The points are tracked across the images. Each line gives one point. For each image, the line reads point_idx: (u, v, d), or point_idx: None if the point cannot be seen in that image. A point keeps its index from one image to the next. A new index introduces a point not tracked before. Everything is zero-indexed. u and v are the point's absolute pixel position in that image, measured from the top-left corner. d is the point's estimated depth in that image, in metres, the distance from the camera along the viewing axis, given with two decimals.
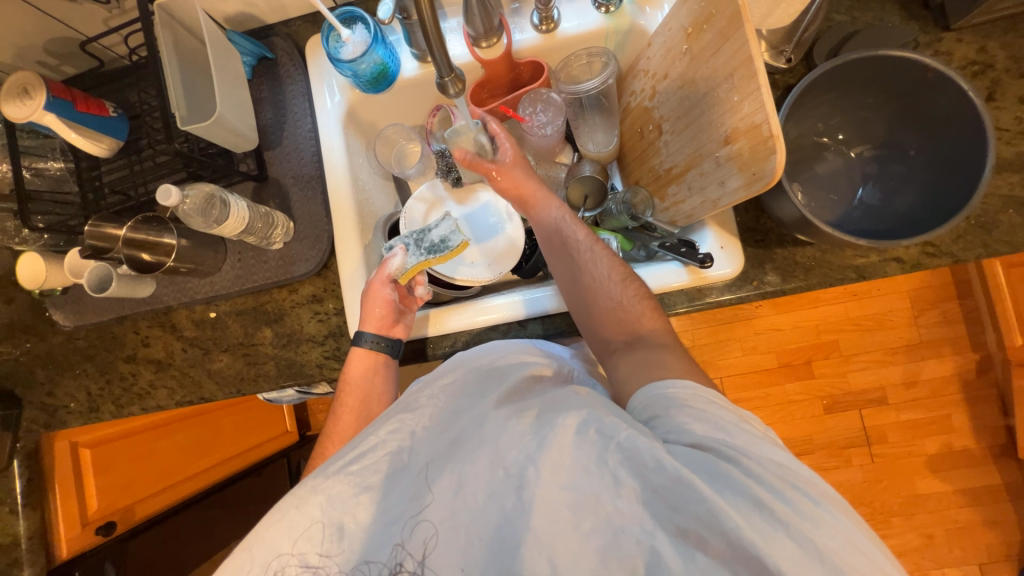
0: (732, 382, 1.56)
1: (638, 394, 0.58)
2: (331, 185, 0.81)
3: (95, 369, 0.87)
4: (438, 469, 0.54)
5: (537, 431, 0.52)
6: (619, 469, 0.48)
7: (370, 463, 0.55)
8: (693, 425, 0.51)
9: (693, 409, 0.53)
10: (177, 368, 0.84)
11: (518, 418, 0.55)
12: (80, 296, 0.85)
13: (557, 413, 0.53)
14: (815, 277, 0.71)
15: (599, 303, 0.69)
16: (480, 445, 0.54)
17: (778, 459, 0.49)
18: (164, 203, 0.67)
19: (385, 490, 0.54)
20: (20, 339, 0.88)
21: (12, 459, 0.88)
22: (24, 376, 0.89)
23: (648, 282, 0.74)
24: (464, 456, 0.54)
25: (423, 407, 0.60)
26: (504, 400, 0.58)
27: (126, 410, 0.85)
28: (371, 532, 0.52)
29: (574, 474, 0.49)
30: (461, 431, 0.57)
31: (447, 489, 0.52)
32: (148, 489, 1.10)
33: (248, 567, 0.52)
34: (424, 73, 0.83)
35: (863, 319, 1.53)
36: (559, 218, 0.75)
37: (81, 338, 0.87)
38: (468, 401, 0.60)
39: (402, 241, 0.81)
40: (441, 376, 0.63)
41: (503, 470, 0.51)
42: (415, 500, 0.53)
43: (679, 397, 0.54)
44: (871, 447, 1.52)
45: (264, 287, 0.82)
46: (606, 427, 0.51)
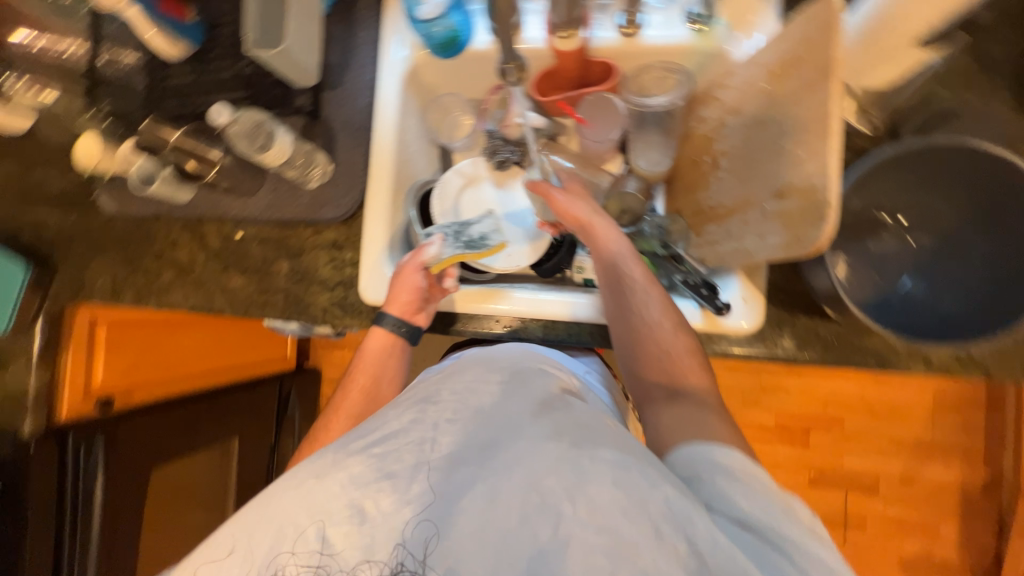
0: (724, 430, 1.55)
1: (684, 450, 0.58)
2: (376, 139, 0.81)
3: (124, 257, 0.91)
4: (465, 476, 0.53)
5: (576, 461, 0.51)
6: (661, 523, 0.47)
7: (394, 451, 0.55)
8: (740, 497, 0.51)
9: (743, 482, 0.52)
10: (197, 277, 0.88)
11: (556, 441, 0.53)
12: (126, 186, 0.90)
13: (597, 444, 0.53)
14: (832, 355, 0.68)
15: (647, 347, 0.67)
16: (512, 464, 0.52)
17: (823, 558, 0.48)
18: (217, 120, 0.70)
19: (406, 482, 0.53)
20: (67, 212, 0.94)
21: (39, 318, 0.96)
22: (64, 247, 0.94)
23: None
24: (497, 468, 0.52)
25: (448, 403, 0.60)
26: (539, 414, 0.57)
27: (144, 303, 0.90)
28: (378, 526, 0.51)
29: (612, 516, 0.47)
30: (490, 439, 0.55)
31: (476, 501, 0.51)
32: (148, 378, 1.21)
33: (264, 526, 0.52)
34: (494, 48, 0.80)
35: (876, 404, 1.47)
36: (616, 250, 0.72)
37: (118, 225, 0.92)
38: (500, 409, 0.59)
39: (441, 230, 0.82)
40: (472, 378, 0.64)
41: (538, 495, 0.50)
42: (437, 499, 0.52)
43: (730, 466, 0.54)
44: (847, 531, 1.47)
45: (292, 221, 0.84)
46: (650, 476, 0.50)
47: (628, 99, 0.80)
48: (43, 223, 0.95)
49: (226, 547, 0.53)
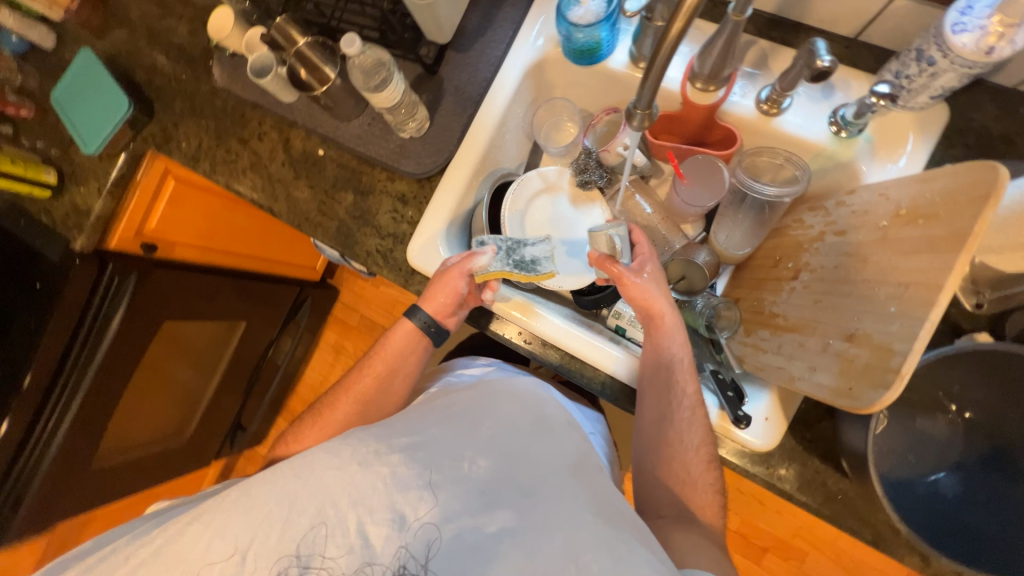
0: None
1: (700, 575, 0.56)
2: (480, 115, 0.81)
3: (214, 129, 0.95)
4: (499, 515, 0.59)
5: (609, 543, 0.55)
6: None
7: (438, 465, 0.61)
8: None
9: None
10: (269, 174, 0.91)
11: (592, 516, 0.58)
12: (240, 66, 0.93)
13: (629, 536, 0.57)
14: (829, 510, 0.65)
15: (671, 464, 0.68)
16: (535, 521, 0.58)
17: None
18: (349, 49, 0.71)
19: (444, 501, 0.58)
20: (181, 69, 0.99)
21: (123, 152, 1.01)
22: (166, 98, 0.99)
23: None
24: (535, 526, 0.58)
25: (490, 436, 0.67)
26: (562, 479, 0.64)
27: (215, 178, 0.94)
28: (399, 531, 0.57)
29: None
30: (527, 486, 0.62)
31: (512, 549, 0.56)
32: (191, 240, 1.28)
33: (303, 500, 0.58)
34: (627, 74, 0.78)
35: (842, 554, 1.41)
36: (677, 356, 0.71)
37: (220, 99, 0.96)
38: (536, 462, 0.65)
39: (496, 242, 0.78)
40: (517, 420, 0.70)
41: (571, 564, 0.54)
42: (471, 521, 0.58)
43: None
44: None
45: (372, 160, 0.85)
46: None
47: (738, 174, 0.75)
48: (157, 70, 1.00)
49: (247, 518, 0.58)
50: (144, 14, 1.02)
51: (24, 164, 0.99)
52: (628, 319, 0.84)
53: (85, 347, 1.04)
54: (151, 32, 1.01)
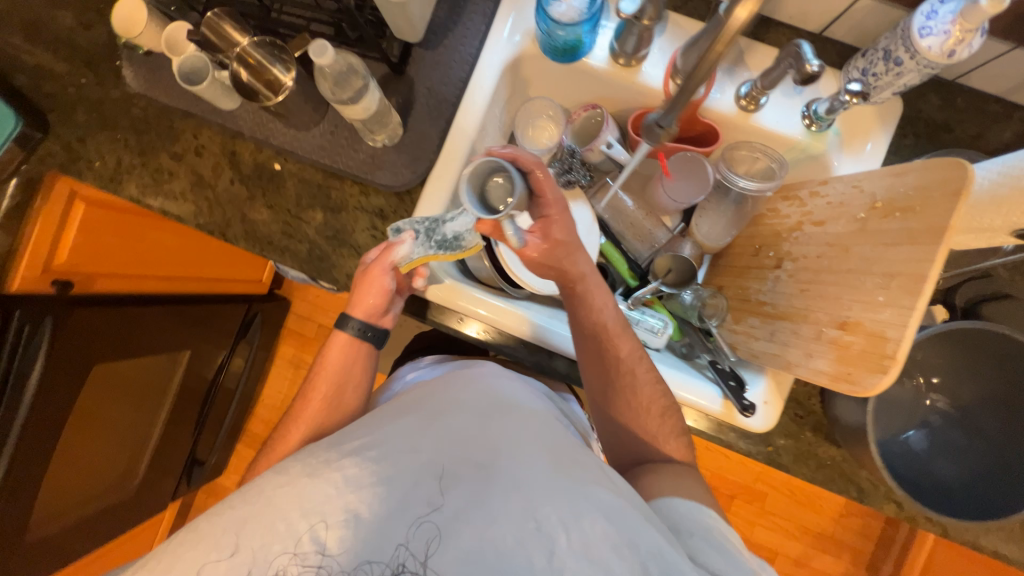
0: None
1: (671, 503, 0.62)
2: (459, 119, 0.74)
3: (135, 144, 0.80)
4: (461, 489, 0.54)
5: (569, 493, 0.53)
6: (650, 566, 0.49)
7: (386, 453, 0.56)
8: (718, 555, 0.54)
9: (715, 539, 0.57)
10: (217, 196, 0.79)
11: (551, 470, 0.55)
12: (161, 68, 0.79)
13: (591, 483, 0.55)
14: (821, 476, 0.72)
15: (625, 418, 0.73)
16: (504, 487, 0.54)
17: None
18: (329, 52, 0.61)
19: (395, 488, 0.53)
20: (79, 71, 0.82)
21: (13, 179, 0.84)
22: (65, 108, 0.82)
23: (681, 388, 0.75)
24: (498, 492, 0.53)
25: (443, 413, 0.62)
26: (525, 441, 0.59)
27: (147, 202, 0.80)
28: (378, 523, 0.51)
29: (603, 548, 0.50)
30: (487, 456, 0.57)
31: (477, 522, 0.51)
32: (113, 269, 1.10)
33: (244, 522, 0.52)
34: (609, 71, 0.75)
35: (798, 491, 1.60)
36: (609, 322, 0.74)
37: (137, 107, 0.81)
38: (493, 425, 0.61)
39: (413, 225, 0.71)
40: (467, 392, 0.66)
41: (534, 522, 0.51)
42: (431, 502, 0.53)
43: (706, 523, 0.59)
44: None
45: (341, 173, 0.77)
46: (629, 522, 0.52)
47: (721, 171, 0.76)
48: (46, 73, 0.82)
49: (191, 554, 0.50)
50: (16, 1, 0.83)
51: None
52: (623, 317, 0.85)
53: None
54: (29, 24, 0.82)
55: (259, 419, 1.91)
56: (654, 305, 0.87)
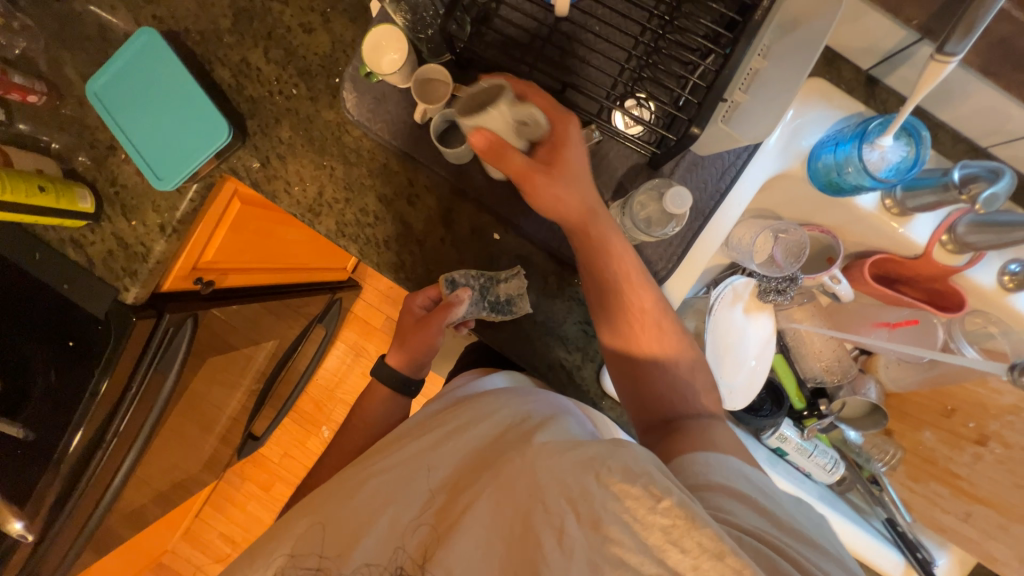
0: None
1: (683, 465, 0.54)
2: (706, 235, 0.70)
3: (342, 175, 0.74)
4: (468, 493, 0.51)
5: (571, 469, 0.48)
6: (590, 484, 0.45)
7: (391, 459, 0.57)
8: (739, 508, 0.48)
9: (735, 489, 0.50)
10: (423, 252, 0.74)
11: (566, 452, 0.50)
12: (389, 102, 0.72)
13: (576, 448, 0.50)
14: None
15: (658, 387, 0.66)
16: (502, 478, 0.50)
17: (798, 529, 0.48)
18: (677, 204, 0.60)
19: (400, 496, 0.54)
20: (290, 79, 0.74)
21: (193, 182, 0.75)
22: (268, 118, 0.74)
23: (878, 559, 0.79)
24: (499, 483, 0.50)
25: (453, 421, 0.60)
26: (531, 430, 0.55)
27: (342, 241, 0.75)
28: (396, 533, 0.52)
29: (614, 523, 0.43)
30: (491, 458, 0.54)
31: (482, 514, 0.49)
32: (242, 263, 1.03)
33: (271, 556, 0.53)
34: (874, 214, 0.71)
35: None
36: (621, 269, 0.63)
37: (351, 135, 0.74)
38: (510, 430, 0.57)
39: (468, 281, 0.70)
40: (486, 400, 0.63)
41: (540, 504, 0.47)
42: (444, 513, 0.52)
43: (707, 467, 0.53)
44: None
45: (562, 260, 0.73)
46: (603, 472, 0.46)
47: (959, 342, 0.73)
48: (251, 73, 0.74)
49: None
50: None
51: (56, 189, 0.70)
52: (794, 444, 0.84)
53: (128, 416, 0.77)
54: (240, 13, 0.74)
55: (307, 398, 1.85)
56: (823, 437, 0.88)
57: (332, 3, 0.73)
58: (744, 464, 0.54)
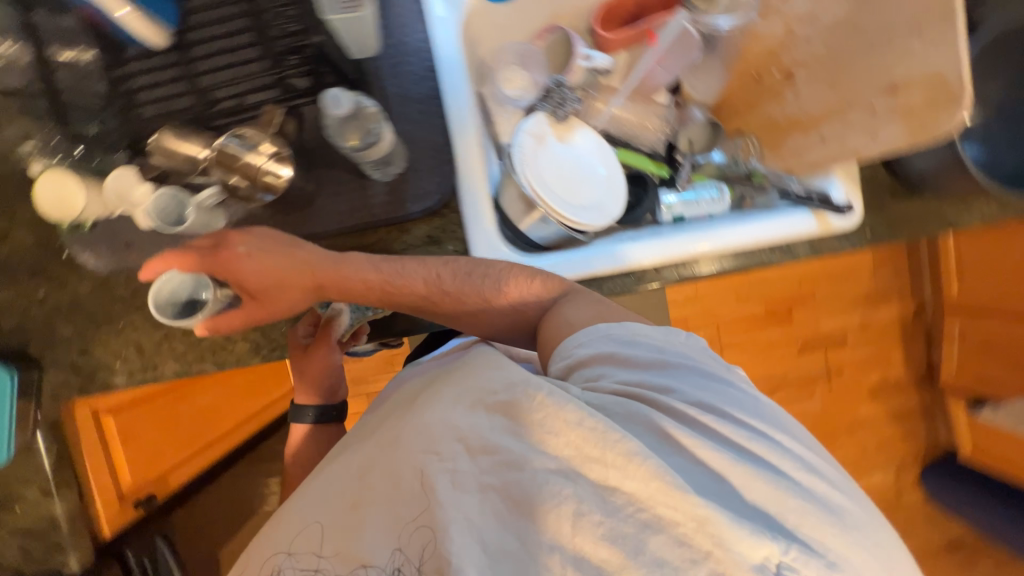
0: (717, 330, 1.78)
1: (563, 343, 0.65)
2: (454, 110, 0.72)
3: (145, 320, 0.71)
4: (376, 462, 0.59)
5: (462, 411, 0.58)
6: (480, 416, 0.57)
7: (317, 481, 0.62)
8: (618, 374, 0.60)
9: (607, 356, 0.61)
10: (266, 320, 0.72)
11: (456, 399, 0.59)
12: (122, 231, 0.68)
13: (468, 385, 0.61)
14: (918, 228, 0.82)
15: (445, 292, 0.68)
16: (404, 440, 0.58)
17: (673, 373, 0.60)
18: (330, 109, 0.61)
19: (326, 504, 0.59)
20: (30, 286, 0.69)
21: (34, 433, 0.71)
22: (43, 332, 0.70)
23: (781, 229, 0.80)
24: (399, 447, 0.58)
25: (358, 434, 0.66)
26: (420, 399, 0.63)
27: (195, 367, 0.72)
28: (339, 531, 0.56)
29: (502, 438, 0.55)
30: (389, 433, 0.61)
31: (396, 475, 0.56)
32: (172, 458, 1.03)
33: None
34: None
35: (834, 273, 1.82)
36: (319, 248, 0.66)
37: (121, 285, 0.70)
38: (400, 408, 0.65)
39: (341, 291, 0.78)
40: (384, 407, 0.70)
41: (434, 452, 0.56)
42: (364, 490, 0.57)
43: (590, 345, 0.63)
44: (830, 380, 1.86)
45: (371, 224, 0.71)
46: (489, 398, 0.58)
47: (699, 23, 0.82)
48: None
49: None
50: None
51: None
52: (680, 204, 0.85)
53: None
54: None
55: None
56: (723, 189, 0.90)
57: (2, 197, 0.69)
58: (610, 326, 0.64)
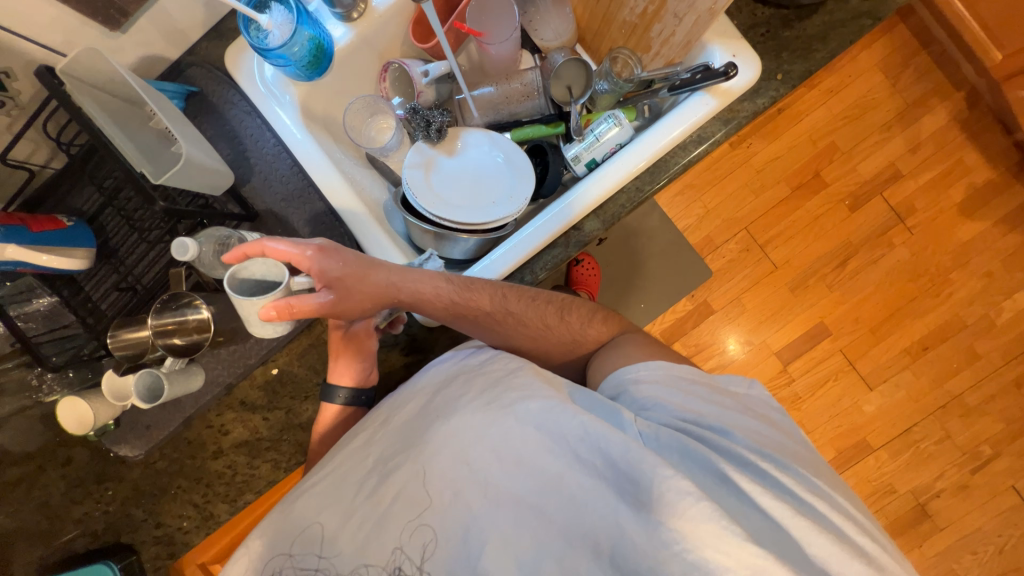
0: (748, 232, 1.55)
1: (610, 378, 0.67)
2: (325, 186, 0.75)
3: (188, 480, 0.82)
4: (404, 467, 0.61)
5: (499, 422, 0.59)
6: (520, 428, 0.59)
7: (326, 484, 0.63)
8: (677, 406, 0.61)
9: (663, 386, 0.63)
10: (273, 438, 0.81)
11: (484, 407, 0.61)
12: (135, 420, 0.79)
13: (501, 389, 0.62)
14: (834, 42, 0.72)
15: (486, 316, 0.71)
16: (438, 448, 0.60)
17: (735, 416, 0.61)
18: (184, 259, 0.64)
19: (352, 511, 0.61)
20: (99, 491, 0.82)
21: None
22: (125, 522, 0.83)
23: (680, 123, 0.72)
24: (428, 454, 0.60)
25: (374, 439, 0.65)
26: (442, 404, 0.63)
27: (241, 501, 0.82)
28: (362, 541, 0.59)
29: (548, 459, 0.58)
30: (416, 437, 0.62)
31: (425, 481, 0.59)
32: None
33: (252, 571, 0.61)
34: (358, 33, 0.79)
35: (849, 111, 1.53)
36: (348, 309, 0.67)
37: (157, 460, 0.81)
38: (419, 412, 0.65)
39: None
40: (396, 407, 0.67)
41: (466, 464, 0.59)
42: (391, 495, 0.60)
43: (646, 376, 0.64)
44: (906, 222, 1.54)
45: None
46: (522, 412, 0.59)
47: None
48: (84, 521, 0.83)
49: None
50: None
51: None
52: (584, 151, 0.81)
53: None
54: None
55: None
56: (626, 111, 0.84)
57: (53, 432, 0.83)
58: (671, 364, 0.65)
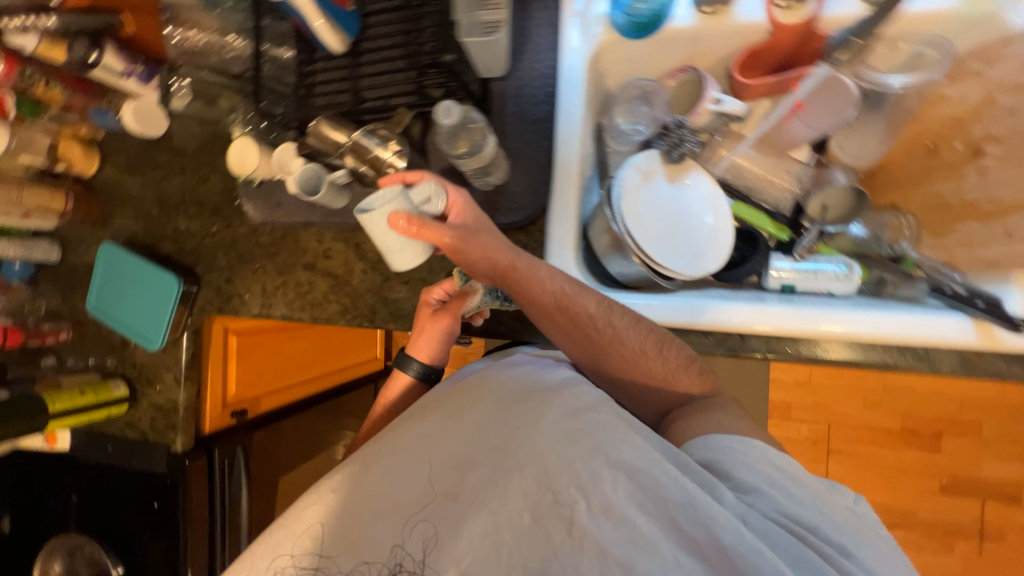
0: (829, 428, 1.42)
1: (703, 442, 0.65)
2: (562, 134, 0.73)
3: (273, 267, 0.87)
4: (476, 465, 0.59)
5: (591, 460, 0.58)
6: (615, 479, 0.57)
7: (381, 462, 0.61)
8: (774, 497, 0.59)
9: (759, 473, 0.61)
10: (357, 289, 0.83)
11: (573, 442, 0.60)
12: (273, 191, 0.85)
13: (594, 431, 0.60)
14: None
15: (585, 326, 0.69)
16: (515, 462, 0.59)
17: (835, 516, 0.59)
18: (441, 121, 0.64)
19: (406, 503, 0.58)
20: (208, 221, 0.90)
21: (183, 331, 0.91)
22: (207, 258, 0.90)
23: (918, 333, 0.64)
24: (508, 465, 0.59)
25: (445, 420, 0.65)
26: (526, 418, 0.63)
27: (297, 316, 0.86)
28: (398, 536, 0.56)
29: (628, 508, 0.56)
30: (495, 439, 0.62)
31: (498, 485, 0.58)
32: (272, 385, 1.18)
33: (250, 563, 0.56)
34: (701, 24, 0.70)
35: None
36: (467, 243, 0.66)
37: (265, 234, 0.87)
38: (499, 415, 0.65)
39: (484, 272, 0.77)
40: (474, 396, 0.68)
41: (550, 490, 0.57)
42: (458, 488, 0.58)
43: (739, 453, 0.62)
44: (983, 543, 1.36)
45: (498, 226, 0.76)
46: (617, 458, 0.58)
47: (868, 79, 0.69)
48: (183, 235, 0.91)
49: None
50: (143, 183, 0.93)
51: (93, 389, 0.89)
52: (792, 273, 0.75)
53: (226, 526, 0.99)
54: (160, 198, 0.92)
55: None
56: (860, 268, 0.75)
57: (209, 152, 0.90)
58: (766, 448, 0.63)
